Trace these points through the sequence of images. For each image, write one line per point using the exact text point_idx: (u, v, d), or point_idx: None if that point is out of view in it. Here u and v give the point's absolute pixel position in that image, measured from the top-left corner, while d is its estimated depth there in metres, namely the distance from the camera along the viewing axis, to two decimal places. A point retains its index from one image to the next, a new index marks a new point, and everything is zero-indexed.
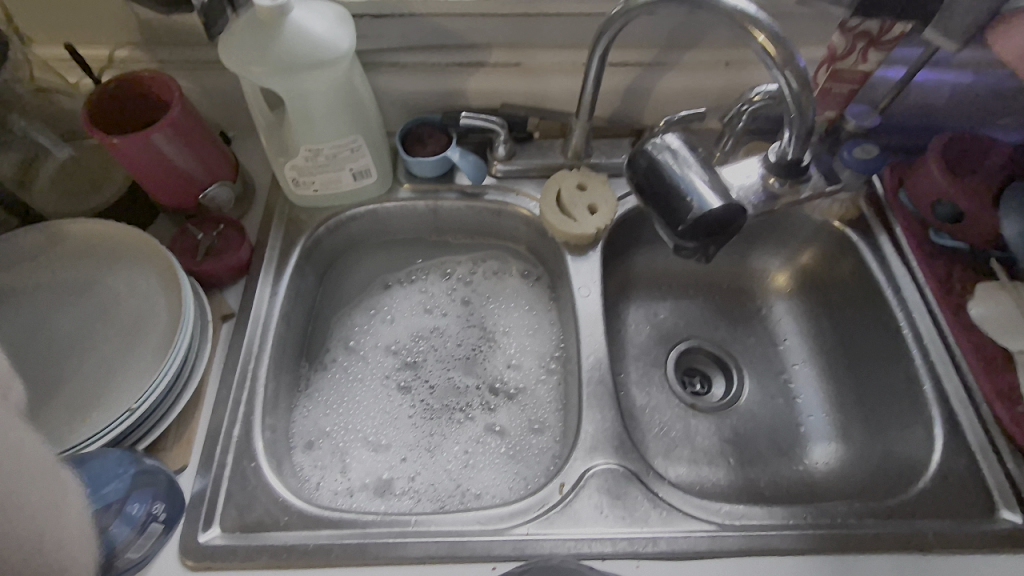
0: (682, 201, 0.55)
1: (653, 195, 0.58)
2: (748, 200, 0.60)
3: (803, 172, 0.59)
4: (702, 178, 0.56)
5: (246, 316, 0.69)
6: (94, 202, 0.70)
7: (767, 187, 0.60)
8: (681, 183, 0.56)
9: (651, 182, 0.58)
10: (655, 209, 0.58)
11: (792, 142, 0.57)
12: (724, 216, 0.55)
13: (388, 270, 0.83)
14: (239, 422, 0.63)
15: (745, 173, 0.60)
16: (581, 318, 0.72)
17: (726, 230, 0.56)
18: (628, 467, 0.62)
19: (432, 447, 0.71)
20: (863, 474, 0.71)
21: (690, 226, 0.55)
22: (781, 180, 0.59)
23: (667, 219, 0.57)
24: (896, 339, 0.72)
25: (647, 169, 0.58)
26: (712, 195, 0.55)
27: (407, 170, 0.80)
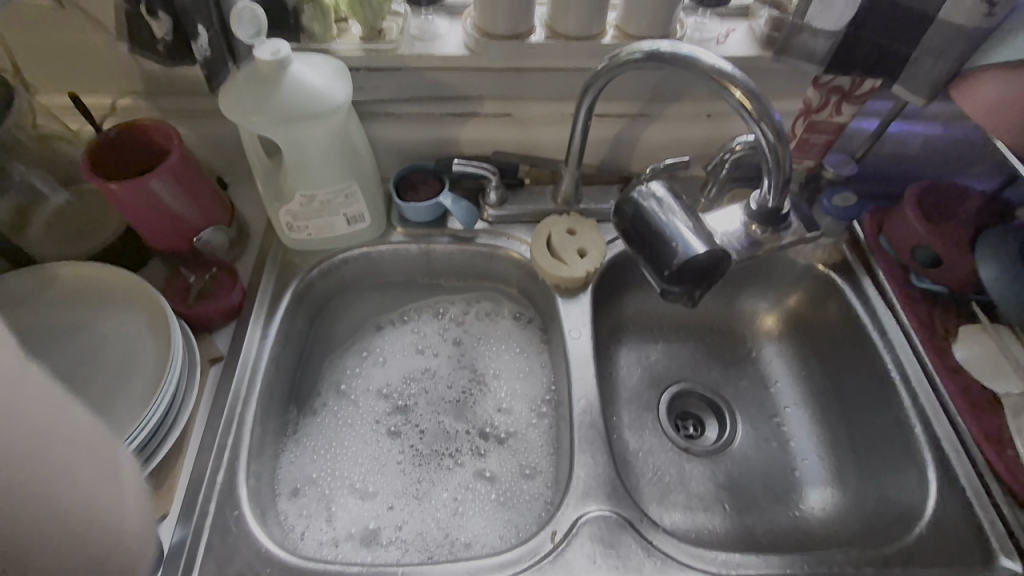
0: (668, 247, 0.57)
1: (640, 241, 0.59)
2: (731, 247, 0.61)
3: (784, 220, 0.61)
4: (687, 225, 0.57)
5: (235, 359, 0.68)
6: (89, 245, 0.71)
7: (749, 234, 0.61)
8: (666, 229, 0.57)
9: (637, 228, 0.60)
10: (642, 255, 0.59)
11: (771, 190, 0.59)
12: (710, 262, 0.56)
13: (380, 313, 0.83)
14: (223, 469, 0.62)
15: (728, 221, 0.62)
16: (572, 361, 0.72)
17: (711, 275, 0.57)
18: (622, 514, 0.61)
19: (421, 494, 0.69)
20: (860, 520, 0.70)
21: (676, 271, 0.56)
22: (763, 228, 0.61)
23: (653, 265, 0.58)
24: (884, 382, 0.72)
25: (633, 216, 0.60)
26: (698, 240, 0.56)
27: (401, 214, 0.81)
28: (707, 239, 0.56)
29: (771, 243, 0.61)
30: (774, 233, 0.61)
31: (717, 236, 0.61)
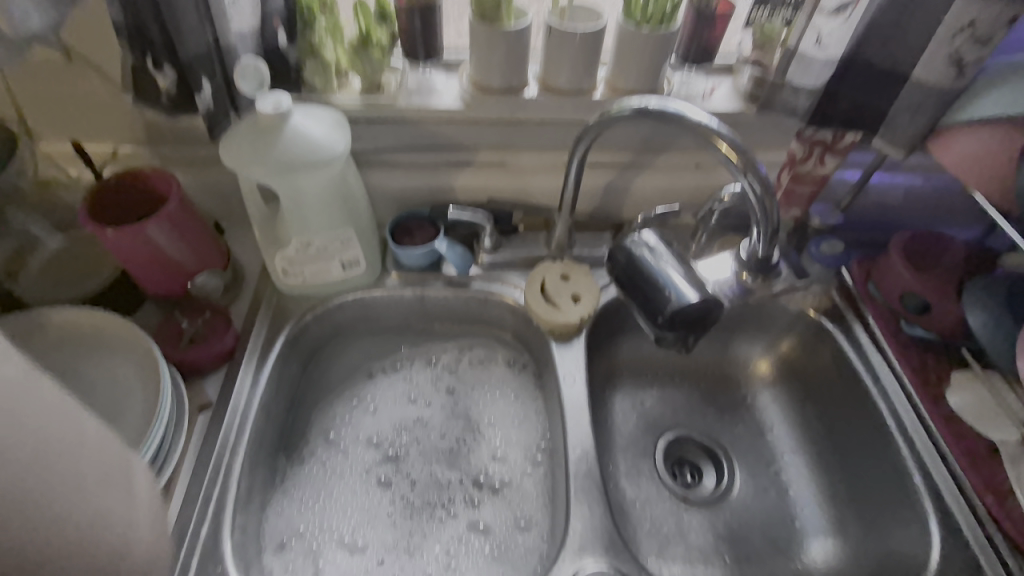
0: (661, 295, 0.57)
1: (634, 289, 0.60)
2: (723, 294, 0.64)
3: (774, 268, 0.63)
4: (680, 273, 0.58)
5: (225, 406, 0.67)
6: (83, 289, 0.71)
7: (741, 282, 0.64)
8: (658, 276, 0.58)
9: (630, 276, 0.60)
10: (636, 302, 0.60)
11: (761, 239, 0.60)
12: (704, 309, 0.57)
13: (373, 359, 0.82)
14: (208, 523, 0.60)
15: (719, 271, 0.65)
16: (567, 409, 0.72)
17: (706, 322, 0.58)
18: (620, 569, 0.60)
19: (412, 549, 0.67)
20: (863, 573, 0.68)
21: (669, 318, 0.57)
22: (753, 275, 0.63)
23: (647, 312, 0.59)
24: (881, 430, 0.72)
25: (627, 264, 0.61)
26: (691, 288, 0.57)
27: (396, 259, 0.82)
28: (700, 287, 0.57)
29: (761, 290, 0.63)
30: (767, 281, 0.63)
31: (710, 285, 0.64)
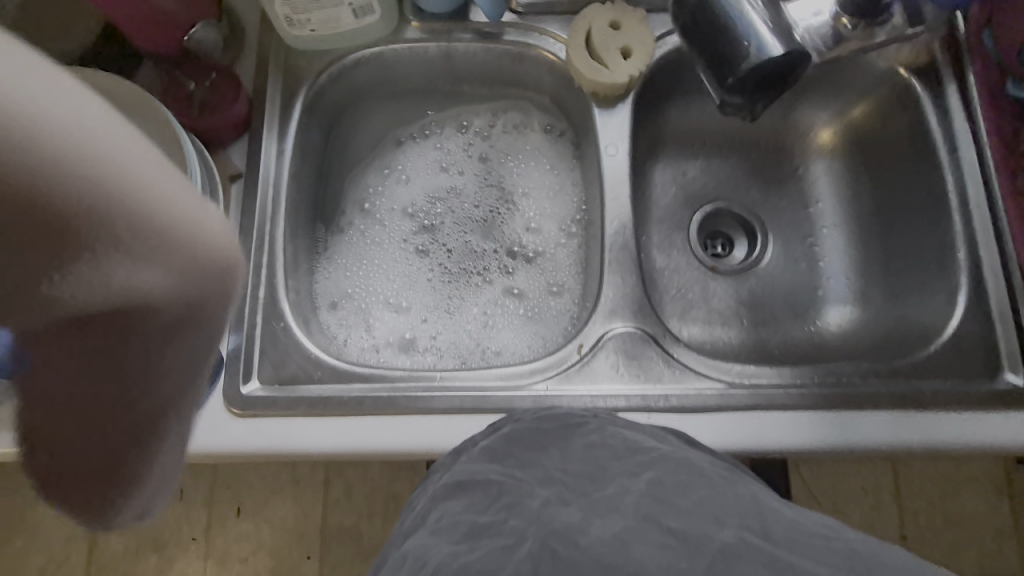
0: (737, 50, 0.46)
1: (699, 39, 0.48)
2: (811, 45, 0.50)
3: (880, 12, 0.50)
4: (765, 17, 0.46)
5: (255, 176, 0.66)
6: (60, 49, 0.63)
7: (839, 30, 0.50)
8: (736, 22, 0.46)
9: (699, 21, 0.48)
10: (702, 57, 0.49)
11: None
12: (784, 65, 0.46)
13: (399, 125, 0.78)
14: (263, 284, 0.64)
15: (812, 10, 0.50)
16: (606, 180, 0.68)
17: (785, 80, 0.48)
18: (646, 330, 0.63)
19: (452, 309, 0.72)
20: (874, 335, 0.72)
21: (742, 78, 0.47)
22: (855, 21, 0.50)
23: (715, 71, 0.48)
24: (939, 207, 0.68)
25: (698, 5, 0.48)
26: (774, 40, 0.45)
27: (416, 3, 0.70)
28: (785, 37, 0.46)
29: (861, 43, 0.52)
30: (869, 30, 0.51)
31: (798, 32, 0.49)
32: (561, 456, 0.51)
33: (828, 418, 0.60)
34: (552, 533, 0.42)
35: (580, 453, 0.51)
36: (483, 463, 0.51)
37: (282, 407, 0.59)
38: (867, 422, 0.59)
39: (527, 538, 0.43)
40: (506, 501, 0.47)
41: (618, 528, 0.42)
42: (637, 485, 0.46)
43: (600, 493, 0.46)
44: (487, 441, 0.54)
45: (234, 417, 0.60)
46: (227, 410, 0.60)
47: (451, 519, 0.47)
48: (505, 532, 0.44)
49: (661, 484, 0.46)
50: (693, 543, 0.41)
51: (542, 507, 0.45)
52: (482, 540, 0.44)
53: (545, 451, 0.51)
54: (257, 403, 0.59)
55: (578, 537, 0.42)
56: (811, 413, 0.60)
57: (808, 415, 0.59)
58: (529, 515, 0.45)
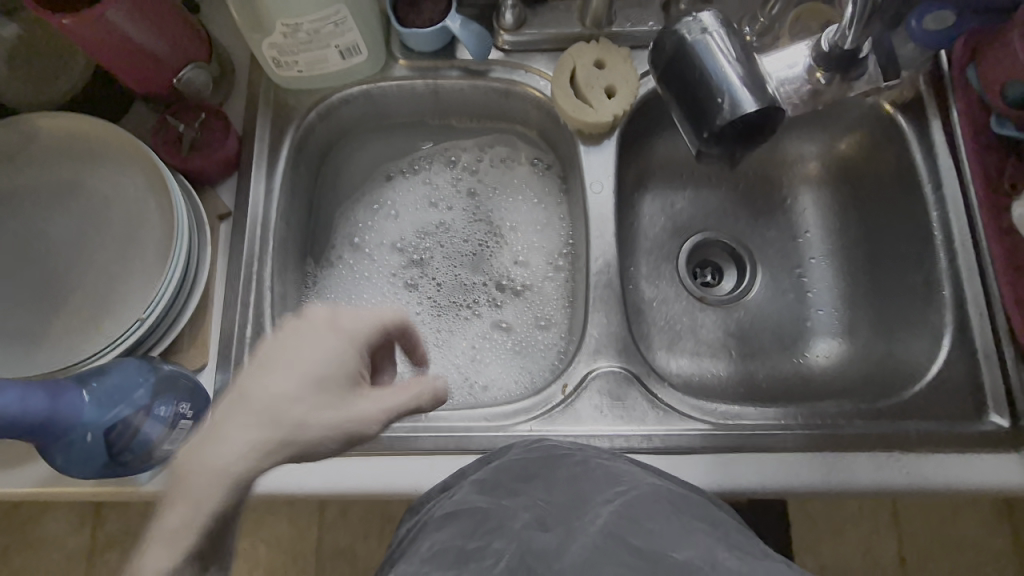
0: (712, 103, 0.47)
1: (676, 89, 0.49)
2: (784, 96, 0.51)
3: (858, 64, 0.50)
4: (740, 71, 0.46)
5: (244, 215, 0.67)
6: (57, 90, 0.63)
7: (812, 84, 0.51)
8: (711, 76, 0.47)
9: (677, 74, 0.48)
10: (680, 107, 0.49)
11: (852, 27, 0.47)
12: (760, 118, 0.46)
13: (388, 159, 0.78)
14: (250, 323, 0.64)
15: (786, 63, 0.51)
16: (591, 218, 0.68)
17: (761, 131, 0.47)
18: (630, 370, 0.63)
19: (440, 342, 0.73)
20: (860, 372, 0.72)
21: (717, 132, 0.47)
22: (830, 74, 0.50)
23: (692, 122, 0.48)
24: (924, 242, 0.69)
25: (675, 55, 0.49)
26: (748, 94, 0.46)
27: (403, 42, 0.70)
28: (760, 91, 0.46)
29: (837, 95, 0.51)
30: (846, 83, 0.51)
31: (772, 84, 0.51)
32: (544, 486, 0.49)
33: (812, 458, 0.60)
34: (530, 551, 0.43)
35: (564, 483, 0.49)
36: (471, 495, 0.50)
37: None
38: (855, 464, 0.59)
39: (506, 555, 0.43)
40: (484, 524, 0.46)
41: (589, 551, 0.42)
42: (608, 508, 0.46)
43: (579, 522, 0.45)
44: (474, 476, 0.53)
45: None
46: None
47: (440, 546, 0.46)
48: (489, 556, 0.43)
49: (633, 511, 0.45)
50: (655, 561, 0.41)
51: (523, 530, 0.45)
52: (469, 565, 0.43)
53: (528, 481, 0.50)
54: None
55: (554, 558, 0.42)
56: (796, 456, 0.59)
57: (791, 456, 0.60)
58: (511, 535, 0.45)
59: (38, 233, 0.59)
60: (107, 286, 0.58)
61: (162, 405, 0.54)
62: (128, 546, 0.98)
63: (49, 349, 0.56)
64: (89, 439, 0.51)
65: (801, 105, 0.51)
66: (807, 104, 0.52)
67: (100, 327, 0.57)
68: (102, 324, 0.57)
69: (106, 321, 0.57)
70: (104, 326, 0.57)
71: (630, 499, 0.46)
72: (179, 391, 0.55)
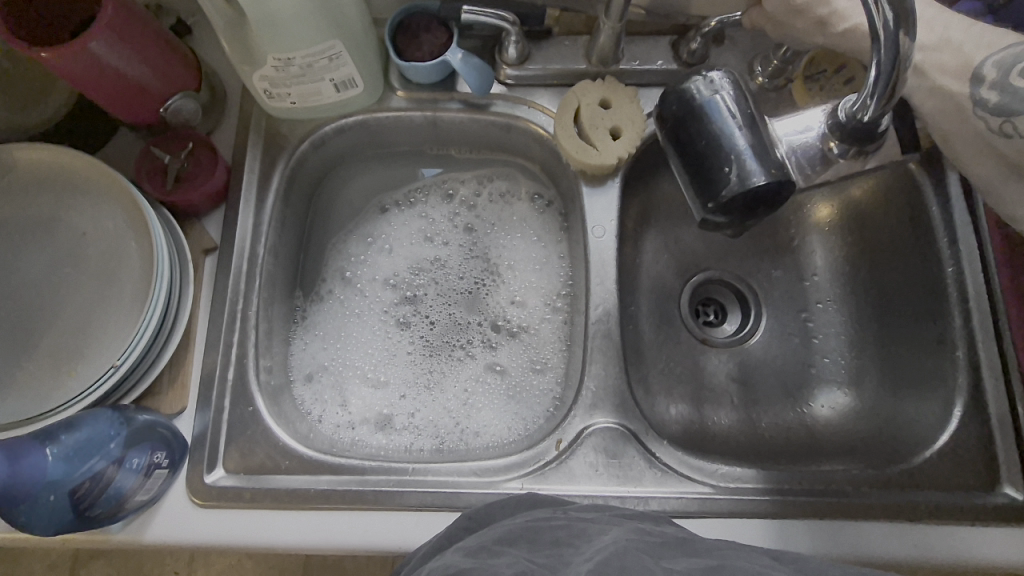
0: (718, 174, 0.44)
1: (682, 152, 0.47)
2: (792, 159, 0.48)
3: (876, 138, 0.47)
4: (749, 138, 0.44)
5: (230, 249, 0.64)
6: (50, 109, 0.61)
7: (824, 153, 0.48)
8: (721, 143, 0.44)
9: (686, 137, 0.46)
10: (687, 172, 0.47)
11: (873, 98, 0.44)
12: (772, 190, 0.44)
13: (384, 190, 0.76)
14: (233, 364, 0.62)
15: (800, 127, 0.48)
16: (592, 262, 0.65)
17: (772, 203, 0.45)
18: (628, 426, 0.61)
19: (431, 384, 0.70)
20: (866, 428, 0.69)
21: (724, 203, 0.44)
22: (844, 146, 0.47)
23: (699, 188, 0.46)
24: (937, 298, 0.67)
25: (685, 118, 0.46)
26: (757, 166, 0.43)
27: (402, 73, 0.68)
28: (770, 163, 0.44)
29: (849, 167, 0.49)
30: (859, 156, 0.48)
31: (782, 149, 0.47)
32: (528, 548, 0.45)
33: (816, 526, 0.57)
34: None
35: (546, 545, 0.46)
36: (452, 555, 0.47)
37: (248, 499, 0.57)
38: (860, 536, 0.57)
39: None
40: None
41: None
42: (587, 564, 0.42)
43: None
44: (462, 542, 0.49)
45: (196, 506, 0.58)
46: (190, 500, 0.58)
47: None
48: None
49: (607, 564, 0.41)
50: None
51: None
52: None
53: (513, 543, 0.46)
54: (222, 493, 0.57)
55: None
56: (799, 524, 0.57)
57: (794, 524, 0.57)
58: None
59: (10, 268, 0.56)
60: (81, 327, 0.55)
61: (136, 456, 0.52)
62: (110, 558, 0.98)
63: (18, 395, 0.53)
64: (53, 499, 0.48)
65: (813, 175, 0.48)
66: (817, 172, 0.48)
67: (72, 371, 0.54)
68: (74, 368, 0.54)
69: (79, 365, 0.54)
70: (77, 371, 0.54)
71: (607, 554, 0.42)
72: (155, 439, 0.54)
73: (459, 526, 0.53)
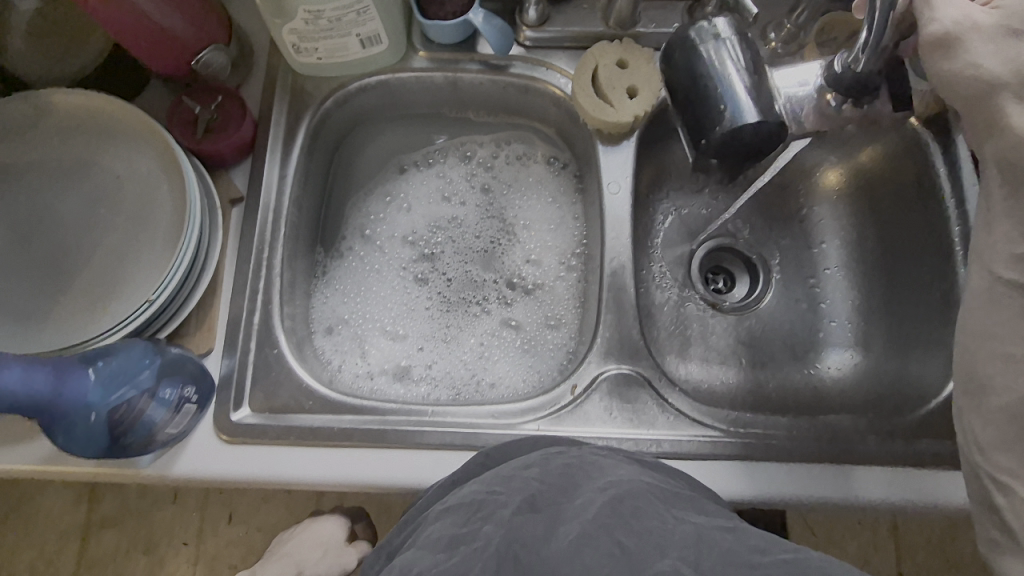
0: (713, 111, 0.45)
1: (680, 96, 0.48)
2: (791, 112, 0.48)
3: (871, 91, 0.47)
4: (747, 81, 0.45)
5: (256, 200, 0.66)
6: (99, 43, 0.64)
7: (821, 105, 0.47)
8: (718, 85, 0.45)
9: (686, 80, 0.47)
10: (683, 116, 0.48)
11: (866, 50, 0.45)
12: (764, 134, 0.45)
13: (403, 150, 0.78)
14: (258, 310, 0.64)
15: (799, 79, 0.48)
16: (606, 218, 0.67)
17: (767, 147, 0.46)
18: (641, 373, 0.62)
19: (448, 338, 0.72)
20: (872, 386, 0.71)
21: (715, 142, 0.45)
22: (841, 98, 0.47)
23: (692, 130, 0.47)
24: (943, 259, 0.68)
25: (686, 63, 0.47)
26: (753, 107, 0.44)
27: (424, 34, 0.70)
28: (771, 109, 0.45)
29: (849, 120, 0.48)
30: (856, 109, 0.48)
31: (779, 99, 0.47)
32: (540, 468, 0.49)
33: (823, 471, 0.59)
34: (517, 540, 0.44)
35: (558, 471, 0.49)
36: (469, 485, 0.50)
37: (273, 436, 0.59)
38: (866, 480, 0.59)
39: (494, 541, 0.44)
40: (478, 513, 0.46)
41: (575, 535, 0.43)
42: (601, 496, 0.46)
43: (568, 506, 0.46)
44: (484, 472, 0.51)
45: (223, 442, 0.60)
46: (216, 437, 0.60)
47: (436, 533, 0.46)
48: (479, 540, 0.44)
49: (620, 502, 0.45)
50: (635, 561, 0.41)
51: (514, 517, 0.45)
52: (460, 550, 0.44)
53: (528, 464, 0.50)
54: (247, 430, 0.59)
55: (539, 546, 0.43)
56: (805, 469, 0.59)
57: (801, 470, 0.59)
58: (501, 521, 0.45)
59: (48, 208, 0.59)
60: (116, 266, 0.57)
61: (169, 387, 0.54)
62: (123, 526, 1.02)
63: (56, 328, 0.55)
64: (92, 420, 0.50)
65: (808, 123, 0.47)
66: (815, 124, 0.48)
67: (107, 307, 0.56)
68: (109, 304, 0.56)
69: (113, 301, 0.56)
70: (111, 307, 0.56)
71: (622, 492, 0.46)
72: (185, 374, 0.56)
73: (475, 463, 0.55)
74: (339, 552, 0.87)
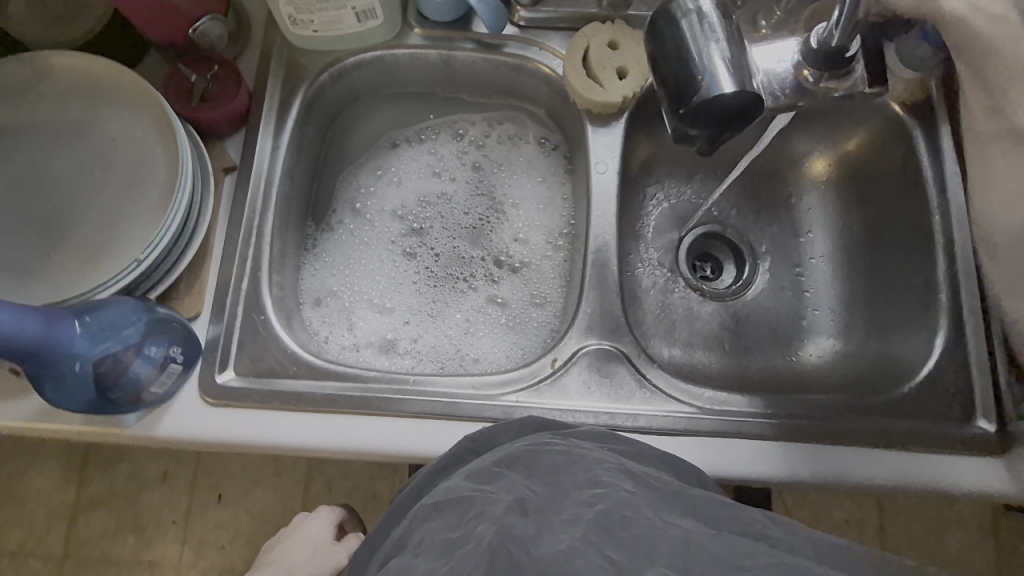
0: (691, 80, 0.46)
1: (661, 68, 0.49)
2: (769, 89, 0.49)
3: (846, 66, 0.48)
4: (726, 53, 0.46)
5: (248, 169, 0.67)
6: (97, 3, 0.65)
7: (798, 81, 0.49)
8: (695, 56, 0.46)
9: (666, 52, 0.48)
10: (663, 87, 0.49)
11: (840, 26, 0.46)
12: (739, 105, 0.46)
13: (396, 127, 0.79)
14: (247, 276, 0.65)
15: (776, 56, 0.49)
16: (593, 196, 0.68)
17: (744, 117, 0.47)
18: (621, 349, 0.63)
19: (435, 313, 0.73)
20: (852, 371, 0.72)
21: (693, 112, 0.46)
22: (818, 73, 0.48)
23: (672, 99, 0.48)
24: (925, 245, 0.69)
25: (667, 35, 0.48)
26: (730, 79, 0.45)
27: (419, 11, 0.71)
28: (748, 83, 0.46)
29: (824, 95, 0.49)
30: (831, 84, 0.49)
31: (758, 76, 0.48)
32: (526, 471, 0.48)
33: (798, 450, 0.60)
34: (509, 535, 0.42)
35: (545, 471, 0.48)
36: (460, 483, 0.49)
37: (257, 400, 0.60)
38: (840, 458, 0.60)
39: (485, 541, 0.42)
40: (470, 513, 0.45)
41: (563, 546, 0.41)
42: (589, 513, 0.43)
43: (556, 518, 0.43)
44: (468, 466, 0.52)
45: (208, 405, 0.60)
46: (201, 399, 0.60)
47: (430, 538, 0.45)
48: (472, 542, 0.43)
49: (607, 518, 0.43)
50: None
51: (505, 515, 0.44)
52: (455, 554, 0.43)
53: (512, 465, 0.49)
54: (232, 393, 0.60)
55: (530, 546, 0.41)
56: (780, 446, 0.60)
57: (776, 447, 0.60)
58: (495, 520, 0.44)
59: (42, 168, 0.59)
60: (108, 227, 0.58)
61: (154, 346, 0.55)
62: (111, 506, 1.03)
63: (47, 285, 0.56)
64: (79, 369, 0.51)
65: (782, 98, 0.49)
66: (791, 100, 0.49)
67: (97, 266, 0.57)
68: (99, 264, 0.57)
69: (104, 260, 0.57)
70: (102, 265, 0.57)
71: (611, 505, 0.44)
72: (172, 334, 0.56)
73: (464, 449, 0.55)
74: (330, 549, 0.78)
